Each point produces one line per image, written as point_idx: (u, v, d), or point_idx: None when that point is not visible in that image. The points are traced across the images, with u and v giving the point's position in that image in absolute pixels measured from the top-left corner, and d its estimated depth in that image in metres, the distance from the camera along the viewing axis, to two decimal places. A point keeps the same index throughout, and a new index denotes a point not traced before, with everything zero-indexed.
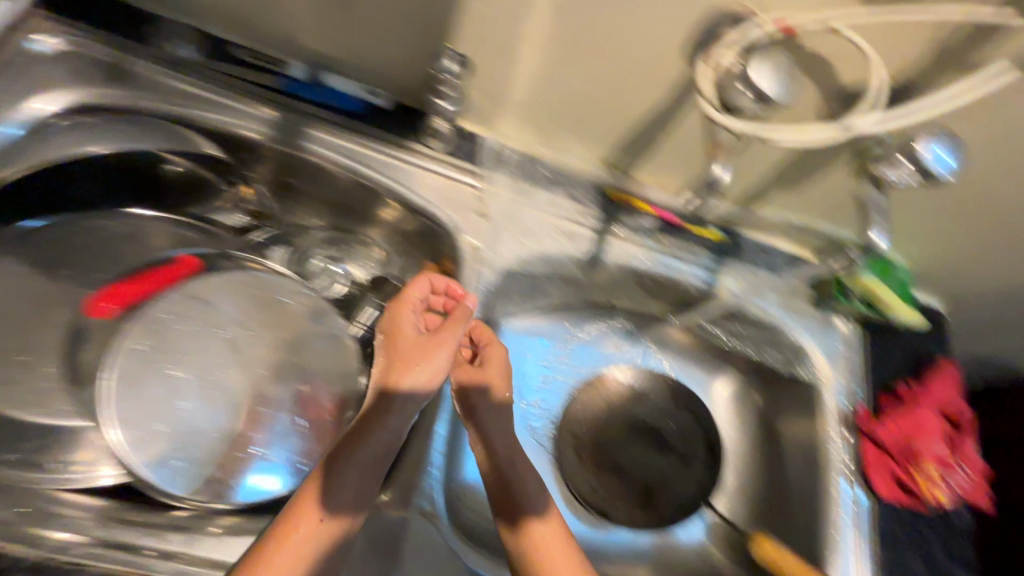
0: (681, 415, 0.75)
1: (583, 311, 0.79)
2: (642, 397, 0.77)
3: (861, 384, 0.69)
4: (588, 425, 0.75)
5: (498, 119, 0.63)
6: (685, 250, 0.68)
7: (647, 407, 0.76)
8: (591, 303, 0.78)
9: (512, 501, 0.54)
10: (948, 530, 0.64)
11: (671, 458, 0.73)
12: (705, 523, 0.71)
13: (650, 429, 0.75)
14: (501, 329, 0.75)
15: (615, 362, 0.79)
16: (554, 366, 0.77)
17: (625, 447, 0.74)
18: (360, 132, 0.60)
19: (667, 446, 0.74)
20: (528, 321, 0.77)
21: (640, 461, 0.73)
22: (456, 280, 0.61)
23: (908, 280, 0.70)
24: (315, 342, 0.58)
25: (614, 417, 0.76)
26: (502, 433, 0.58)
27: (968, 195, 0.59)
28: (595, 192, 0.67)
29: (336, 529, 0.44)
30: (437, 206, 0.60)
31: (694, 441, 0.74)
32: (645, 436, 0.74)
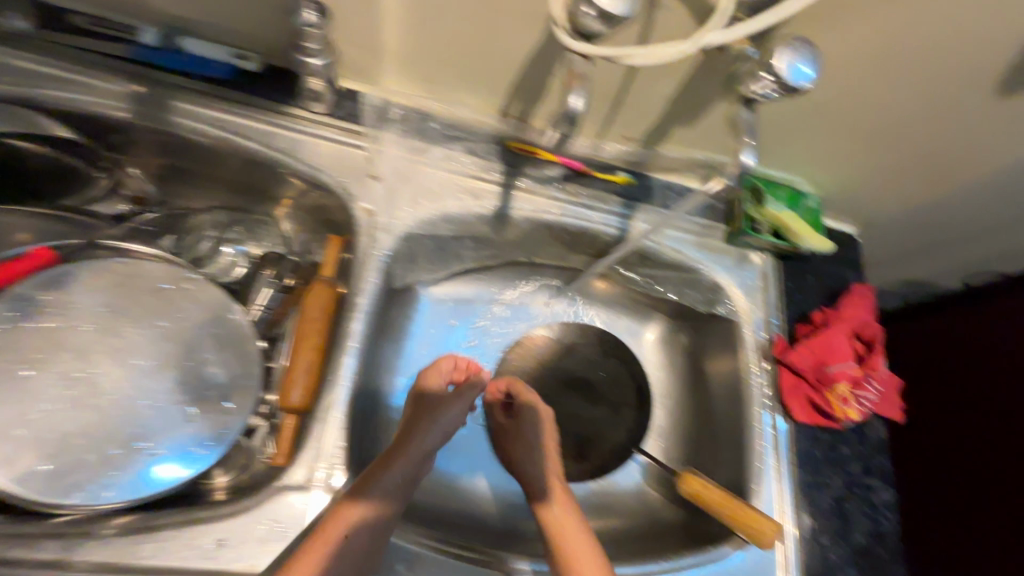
0: (610, 364, 0.77)
1: (508, 273, 0.77)
2: (573, 351, 0.77)
3: (777, 313, 0.70)
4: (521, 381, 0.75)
5: (380, 73, 0.59)
6: (595, 197, 0.67)
7: (578, 359, 0.77)
8: (514, 262, 0.76)
9: (536, 499, 0.60)
10: (861, 445, 0.66)
11: (603, 407, 0.75)
12: (641, 467, 0.72)
13: (581, 381, 0.76)
14: (422, 297, 0.72)
15: (544, 320, 0.78)
16: (481, 329, 0.76)
17: (559, 399, 0.75)
18: (232, 100, 0.57)
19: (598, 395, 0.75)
20: (451, 287, 0.74)
21: (573, 413, 0.74)
22: (356, 249, 0.58)
23: (817, 208, 0.71)
24: (202, 325, 0.54)
25: (548, 372, 0.76)
26: (527, 457, 0.63)
27: (863, 113, 0.58)
28: (496, 144, 0.64)
29: (374, 520, 0.48)
30: (326, 172, 0.58)
31: (624, 389, 0.76)
32: (578, 388, 0.75)
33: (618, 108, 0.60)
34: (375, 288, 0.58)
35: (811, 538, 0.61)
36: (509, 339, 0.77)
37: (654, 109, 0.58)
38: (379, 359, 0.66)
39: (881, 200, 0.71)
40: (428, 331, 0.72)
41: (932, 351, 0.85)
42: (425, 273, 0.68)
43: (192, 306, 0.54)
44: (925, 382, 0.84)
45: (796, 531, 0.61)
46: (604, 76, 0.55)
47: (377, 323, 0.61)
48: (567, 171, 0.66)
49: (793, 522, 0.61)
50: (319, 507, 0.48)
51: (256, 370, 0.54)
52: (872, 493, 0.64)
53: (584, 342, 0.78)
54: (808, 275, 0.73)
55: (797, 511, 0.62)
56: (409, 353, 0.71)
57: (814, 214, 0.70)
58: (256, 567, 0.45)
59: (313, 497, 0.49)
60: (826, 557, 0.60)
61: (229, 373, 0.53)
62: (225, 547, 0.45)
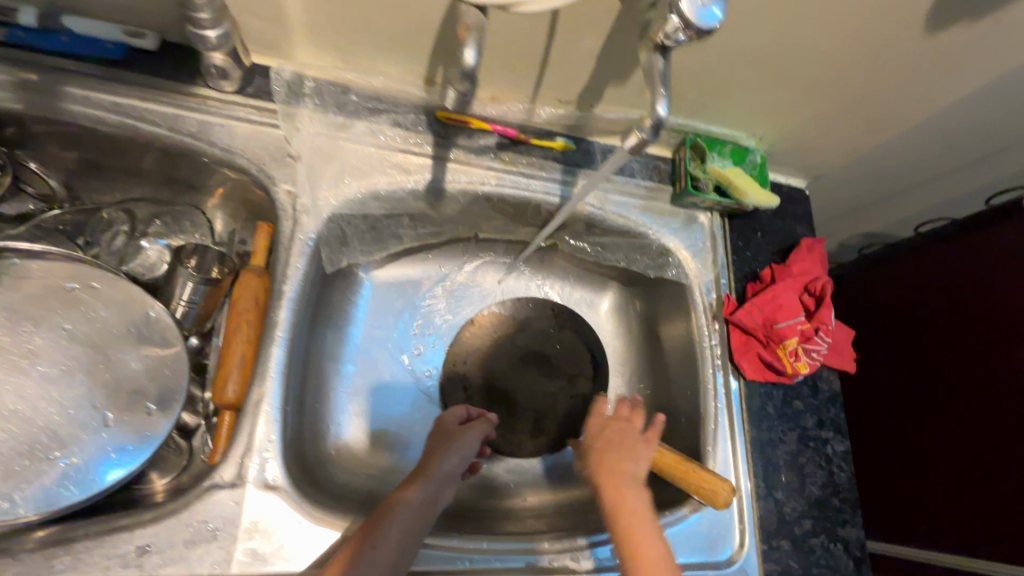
0: (566, 336, 0.74)
1: (455, 250, 0.75)
2: (527, 327, 0.74)
3: (727, 274, 0.69)
4: (475, 360, 0.72)
5: (288, 45, 0.55)
6: (533, 166, 0.64)
7: (534, 333, 0.74)
8: (460, 239, 0.73)
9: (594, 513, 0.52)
10: (813, 398, 0.66)
11: (560, 381, 0.72)
12: None
13: (539, 357, 0.72)
14: (365, 282, 0.70)
15: (496, 296, 0.76)
16: (430, 311, 0.74)
17: (516, 376, 0.71)
18: (131, 83, 0.53)
19: (557, 370, 0.72)
20: (395, 270, 0.72)
21: (532, 389, 0.71)
22: (280, 235, 0.55)
23: (763, 163, 0.69)
24: (116, 324, 0.51)
25: (505, 349, 0.72)
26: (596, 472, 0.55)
27: (801, 62, 0.55)
28: (424, 115, 0.61)
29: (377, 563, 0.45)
30: (241, 154, 0.55)
31: (582, 361, 0.73)
32: (535, 363, 0.72)
33: (546, 70, 0.57)
34: (302, 274, 0.55)
35: (767, 494, 0.61)
36: (459, 320, 0.74)
37: (584, 67, 0.55)
38: (321, 348, 0.64)
39: (826, 149, 0.70)
40: (372, 317, 0.70)
41: (902, 302, 0.90)
42: (360, 255, 0.65)
43: (102, 306, 0.51)
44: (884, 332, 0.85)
45: (751, 488, 0.61)
46: (526, 34, 0.52)
47: (310, 311, 0.59)
48: (501, 139, 0.63)
49: (748, 480, 0.61)
50: (253, 504, 0.46)
51: (179, 369, 0.51)
52: (827, 445, 0.65)
53: (535, 317, 0.75)
54: (757, 232, 0.72)
55: (751, 468, 0.62)
56: (353, 341, 0.68)
57: (760, 169, 0.68)
58: (185, 571, 0.43)
59: (244, 495, 0.46)
60: (782, 511, 0.61)
61: (150, 373, 0.50)
62: (150, 555, 0.43)
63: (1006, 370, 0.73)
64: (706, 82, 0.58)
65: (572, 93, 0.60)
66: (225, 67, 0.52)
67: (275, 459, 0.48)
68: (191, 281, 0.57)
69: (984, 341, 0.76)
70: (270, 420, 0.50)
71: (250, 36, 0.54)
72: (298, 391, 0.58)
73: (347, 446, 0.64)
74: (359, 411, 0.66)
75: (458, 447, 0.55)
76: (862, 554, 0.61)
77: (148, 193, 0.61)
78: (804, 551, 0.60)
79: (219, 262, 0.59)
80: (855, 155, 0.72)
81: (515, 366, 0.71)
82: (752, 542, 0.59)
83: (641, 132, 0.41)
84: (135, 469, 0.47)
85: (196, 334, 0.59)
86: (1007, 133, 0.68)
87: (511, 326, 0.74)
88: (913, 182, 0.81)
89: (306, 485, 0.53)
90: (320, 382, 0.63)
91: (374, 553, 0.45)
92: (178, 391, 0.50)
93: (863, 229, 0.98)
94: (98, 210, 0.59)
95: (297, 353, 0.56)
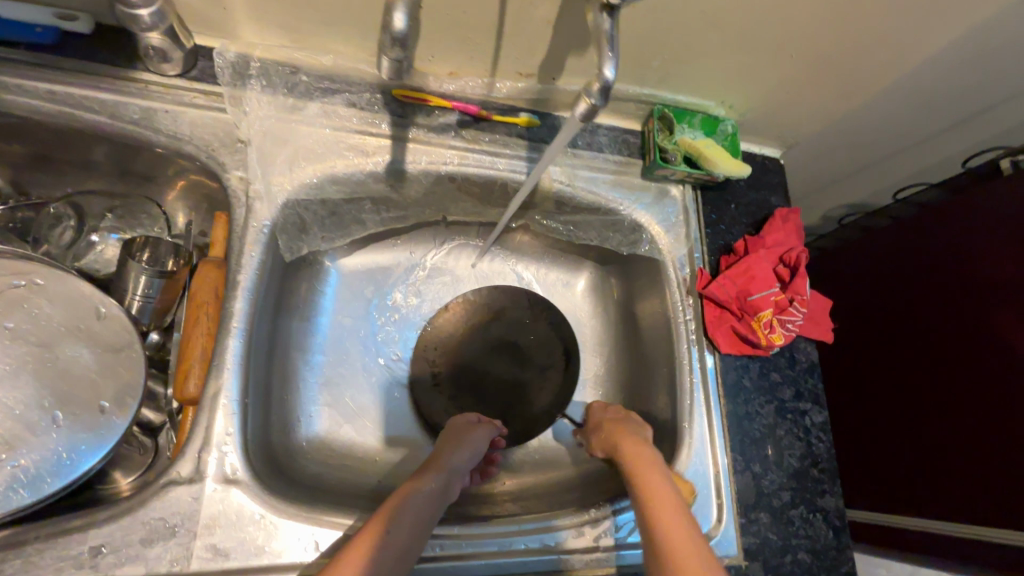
0: (536, 324, 0.73)
1: (425, 235, 0.73)
2: (497, 313, 0.73)
3: (701, 247, 0.68)
4: (444, 350, 0.71)
5: (232, 24, 0.53)
6: (497, 143, 0.62)
7: (502, 321, 0.73)
8: (429, 223, 0.72)
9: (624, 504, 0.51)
10: (790, 370, 0.65)
11: (531, 367, 0.71)
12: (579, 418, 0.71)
13: (511, 341, 0.72)
14: (330, 270, 0.68)
15: (469, 281, 0.75)
16: (397, 299, 0.72)
17: (484, 364, 0.71)
18: (67, 70, 0.51)
19: (525, 358, 0.72)
20: (363, 257, 0.71)
21: (501, 377, 0.71)
22: (234, 223, 0.54)
23: (735, 132, 0.68)
24: (63, 323, 0.49)
25: (474, 338, 0.72)
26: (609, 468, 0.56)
27: (766, 25, 0.53)
28: (380, 94, 0.59)
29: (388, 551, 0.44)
30: (190, 142, 0.54)
31: (550, 346, 0.72)
32: (505, 352, 0.72)
33: (503, 41, 0.54)
34: (258, 263, 0.53)
35: (744, 468, 0.60)
36: (427, 305, 0.73)
37: (541, 37, 0.53)
38: (287, 340, 0.62)
39: (797, 116, 0.68)
40: (340, 306, 0.69)
41: (887, 271, 0.90)
42: (322, 242, 0.64)
43: (48, 303, 0.49)
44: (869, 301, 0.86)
45: (728, 463, 0.60)
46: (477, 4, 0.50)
47: (270, 301, 0.57)
48: (462, 117, 0.61)
49: (724, 455, 0.60)
50: (213, 499, 0.45)
51: (133, 364, 0.49)
52: (805, 416, 0.64)
53: (511, 303, 0.74)
54: (731, 204, 0.70)
55: (727, 442, 0.61)
56: (321, 331, 0.67)
57: (729, 139, 0.67)
58: (142, 569, 0.42)
59: (202, 490, 0.45)
60: (760, 484, 0.60)
61: (101, 370, 0.49)
62: (104, 555, 0.42)
63: (989, 333, 0.73)
64: (670, 47, 0.56)
65: (533, 66, 0.58)
66: (165, 49, 0.50)
67: (235, 452, 0.47)
68: (144, 275, 0.55)
69: (967, 305, 0.76)
70: (228, 414, 0.48)
71: (190, 17, 0.52)
72: (263, 383, 0.56)
73: (321, 438, 0.63)
74: (331, 402, 0.65)
75: (470, 443, 0.56)
76: (842, 523, 0.61)
77: (101, 187, 0.59)
78: (783, 523, 0.59)
79: (175, 254, 0.58)
80: (828, 121, 0.70)
81: (484, 355, 0.72)
82: (730, 517, 0.58)
83: (590, 97, 0.39)
84: (89, 469, 0.46)
85: (156, 329, 0.58)
86: (981, 92, 0.66)
87: (477, 310, 0.73)
88: (890, 148, 0.79)
89: (273, 477, 0.51)
90: (288, 375, 0.62)
91: (391, 535, 0.45)
92: (131, 387, 0.49)
93: (843, 198, 0.96)
94: (45, 205, 0.57)
95: (257, 345, 0.54)
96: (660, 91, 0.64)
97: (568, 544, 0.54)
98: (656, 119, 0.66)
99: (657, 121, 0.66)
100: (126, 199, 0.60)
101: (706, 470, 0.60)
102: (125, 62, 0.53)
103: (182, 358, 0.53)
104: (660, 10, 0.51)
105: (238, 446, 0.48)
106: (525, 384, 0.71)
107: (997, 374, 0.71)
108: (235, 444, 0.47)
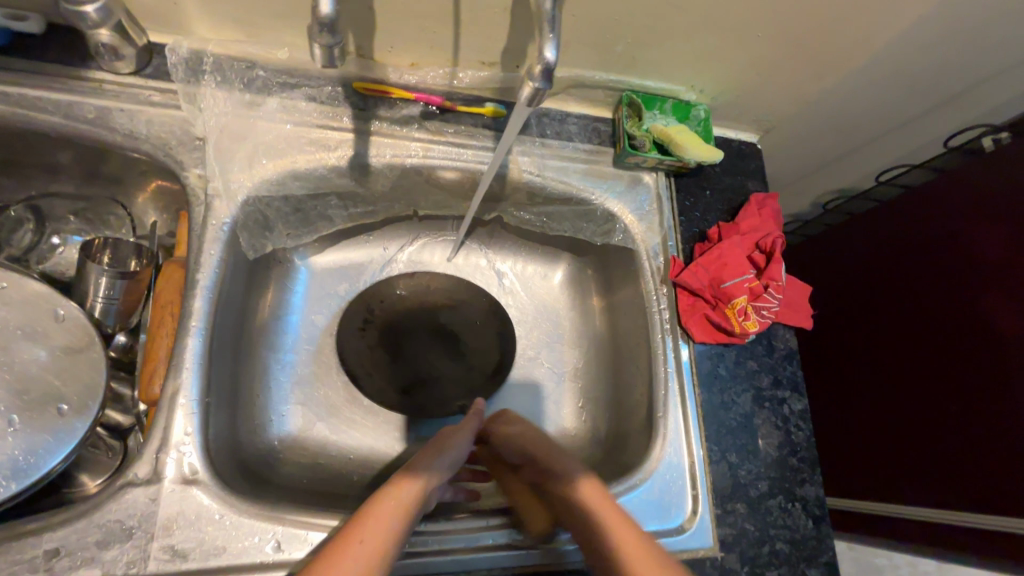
0: (472, 309, 0.70)
1: (397, 231, 0.72)
2: (429, 293, 0.70)
3: (675, 235, 0.66)
4: (374, 334, 0.67)
5: (184, 19, 0.52)
6: (463, 134, 0.61)
7: (437, 304, 0.70)
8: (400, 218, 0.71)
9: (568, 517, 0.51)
10: (767, 357, 0.64)
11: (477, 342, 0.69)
12: (555, 411, 0.70)
13: (445, 322, 0.69)
14: (298, 268, 0.67)
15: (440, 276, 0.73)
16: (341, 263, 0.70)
17: (418, 343, 0.67)
18: (20, 72, 0.51)
19: (458, 342, 0.68)
20: (332, 256, 0.70)
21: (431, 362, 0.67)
22: (193, 223, 0.53)
23: (708, 116, 0.67)
24: (22, 327, 0.49)
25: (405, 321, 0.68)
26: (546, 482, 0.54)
27: (728, 6, 0.52)
28: (341, 87, 0.58)
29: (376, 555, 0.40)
30: (146, 141, 0.53)
31: (484, 329, 0.70)
32: (436, 336, 0.68)
33: (461, 29, 0.53)
34: (218, 261, 0.53)
35: (720, 457, 0.59)
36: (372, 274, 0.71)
37: (499, 24, 0.52)
38: (256, 338, 0.62)
39: (770, 99, 0.67)
40: (312, 303, 0.68)
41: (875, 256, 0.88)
42: (288, 238, 0.63)
43: (2, 308, 0.49)
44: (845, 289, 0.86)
45: (703, 453, 0.59)
46: None
47: (236, 298, 0.57)
48: (426, 108, 0.60)
49: (700, 445, 0.59)
50: (171, 500, 0.45)
51: (93, 366, 0.49)
52: (783, 404, 0.63)
53: (458, 290, 0.71)
54: (705, 190, 0.69)
55: (703, 432, 0.60)
56: (293, 328, 0.66)
57: (702, 125, 0.66)
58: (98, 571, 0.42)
59: (159, 491, 0.45)
60: (737, 474, 0.59)
61: (60, 373, 0.48)
62: (60, 558, 0.42)
63: (977, 316, 0.71)
64: (633, 29, 0.55)
65: (495, 54, 0.56)
66: (115, 45, 0.50)
67: (194, 452, 0.47)
68: (105, 276, 0.54)
69: (952, 288, 0.75)
70: (188, 413, 0.48)
71: (141, 13, 0.51)
72: (229, 382, 0.55)
73: (293, 437, 0.61)
74: (303, 400, 0.63)
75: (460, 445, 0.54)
76: (822, 512, 0.60)
77: (65, 191, 0.59)
78: (759, 512, 0.58)
79: (136, 255, 0.59)
80: (802, 103, 0.69)
81: (413, 339, 0.68)
82: (706, 508, 0.57)
83: (533, 81, 0.38)
84: (47, 471, 0.45)
85: (122, 330, 0.58)
86: (959, 68, 0.65)
87: (407, 294, 0.70)
88: (871, 130, 0.78)
89: (238, 477, 0.51)
90: (257, 373, 0.61)
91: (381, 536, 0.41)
92: (91, 390, 0.48)
93: (828, 184, 0.95)
94: (5, 208, 0.57)
95: (221, 343, 0.54)
96: (627, 76, 0.63)
97: (522, 539, 0.53)
98: (626, 106, 0.65)
99: (627, 108, 0.65)
100: (91, 203, 0.60)
101: (681, 461, 0.59)
102: (78, 61, 0.53)
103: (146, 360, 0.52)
104: None
105: (197, 447, 0.47)
106: (454, 369, 0.67)
107: (981, 356, 0.70)
108: (195, 445, 0.47)
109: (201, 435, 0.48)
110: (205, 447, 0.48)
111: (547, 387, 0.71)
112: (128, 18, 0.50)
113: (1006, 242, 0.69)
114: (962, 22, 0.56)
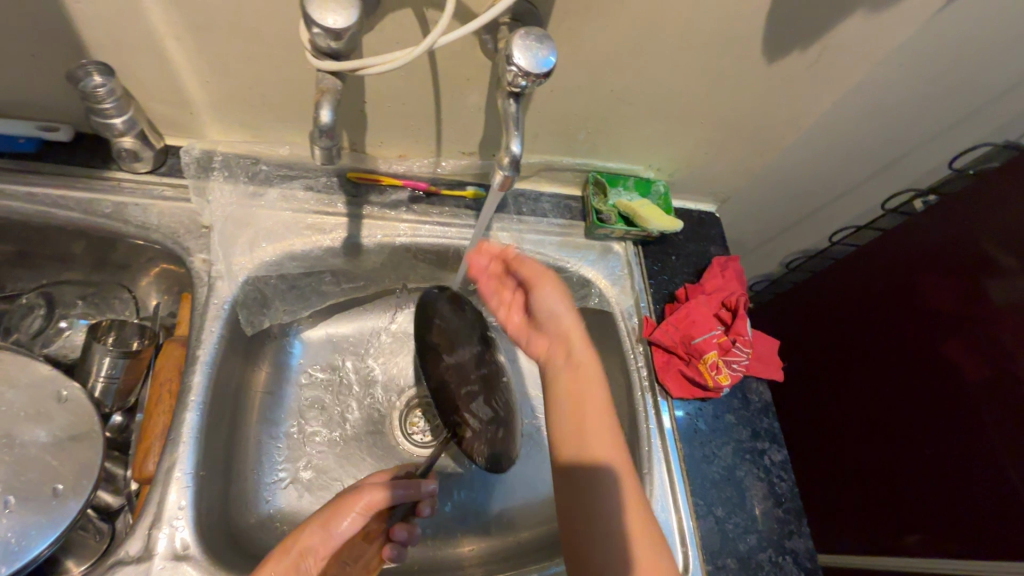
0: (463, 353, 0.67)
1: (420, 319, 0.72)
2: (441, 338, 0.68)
3: (646, 296, 0.71)
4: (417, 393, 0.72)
5: (201, 125, 0.60)
6: (447, 214, 0.67)
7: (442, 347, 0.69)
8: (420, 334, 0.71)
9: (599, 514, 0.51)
10: (743, 411, 0.67)
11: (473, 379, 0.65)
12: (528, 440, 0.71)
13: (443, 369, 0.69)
14: (262, 258, 0.61)
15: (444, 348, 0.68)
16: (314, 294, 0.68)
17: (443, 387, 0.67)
18: (46, 174, 0.58)
19: (445, 385, 0.65)
20: (292, 240, 0.62)
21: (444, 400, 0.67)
22: (197, 303, 0.57)
23: (666, 191, 0.74)
24: (23, 405, 0.51)
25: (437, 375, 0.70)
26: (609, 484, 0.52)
27: (670, 101, 0.61)
28: (336, 178, 0.65)
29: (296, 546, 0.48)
30: (155, 228, 0.58)
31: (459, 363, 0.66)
32: (474, 366, 0.66)
33: (443, 126, 0.61)
34: (217, 338, 0.57)
35: (707, 512, 0.60)
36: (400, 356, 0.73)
37: (475, 121, 0.60)
38: (249, 412, 0.62)
39: (720, 176, 0.75)
40: (308, 377, 0.69)
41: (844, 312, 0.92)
42: (284, 314, 0.66)
43: (7, 389, 0.51)
44: (840, 345, 0.92)
45: (690, 509, 0.60)
46: (415, 98, 0.56)
47: (231, 374, 0.60)
48: (413, 193, 0.66)
49: (686, 500, 0.61)
50: None
51: (90, 446, 0.51)
52: (764, 455, 0.65)
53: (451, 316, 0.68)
54: (671, 255, 0.75)
55: (688, 487, 0.61)
56: (287, 402, 0.67)
57: (662, 198, 0.73)
58: None
59: (150, 568, 0.47)
60: (724, 528, 0.60)
61: (58, 453, 0.50)
62: None
63: (941, 364, 0.76)
64: (592, 121, 0.63)
65: (473, 144, 0.64)
66: (136, 149, 0.57)
67: (186, 527, 0.49)
68: (108, 356, 0.57)
69: (913, 339, 0.80)
70: (182, 487, 0.50)
71: (162, 122, 0.59)
72: (222, 456, 0.57)
73: (284, 511, 0.61)
74: (295, 473, 0.63)
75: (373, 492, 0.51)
76: (814, 566, 0.60)
77: (75, 277, 0.63)
78: (751, 567, 0.59)
79: (140, 335, 0.62)
80: (751, 177, 0.77)
81: (513, 368, 0.74)
82: (696, 566, 0.58)
83: (503, 170, 0.46)
84: (35, 553, 0.45)
85: (118, 410, 0.59)
86: (879, 141, 0.74)
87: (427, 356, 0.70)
88: (818, 198, 0.86)
89: (230, 552, 0.52)
90: (251, 448, 0.61)
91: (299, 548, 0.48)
92: (85, 469, 0.50)
93: (789, 246, 1.02)
94: (18, 296, 0.60)
95: (218, 416, 0.57)
96: (591, 158, 0.70)
97: None
98: (593, 185, 0.72)
99: (592, 185, 0.72)
100: (98, 288, 0.64)
101: (669, 518, 0.60)
102: (102, 164, 0.60)
103: (142, 437, 0.54)
104: (576, 91, 0.59)
105: (196, 521, 0.49)
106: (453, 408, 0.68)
107: (951, 401, 0.74)
108: (197, 520, 0.50)
109: (189, 516, 0.49)
110: (196, 523, 0.49)
111: (540, 452, 0.71)
112: (149, 126, 0.57)
113: (953, 292, 0.75)
114: (867, 106, 0.66)
